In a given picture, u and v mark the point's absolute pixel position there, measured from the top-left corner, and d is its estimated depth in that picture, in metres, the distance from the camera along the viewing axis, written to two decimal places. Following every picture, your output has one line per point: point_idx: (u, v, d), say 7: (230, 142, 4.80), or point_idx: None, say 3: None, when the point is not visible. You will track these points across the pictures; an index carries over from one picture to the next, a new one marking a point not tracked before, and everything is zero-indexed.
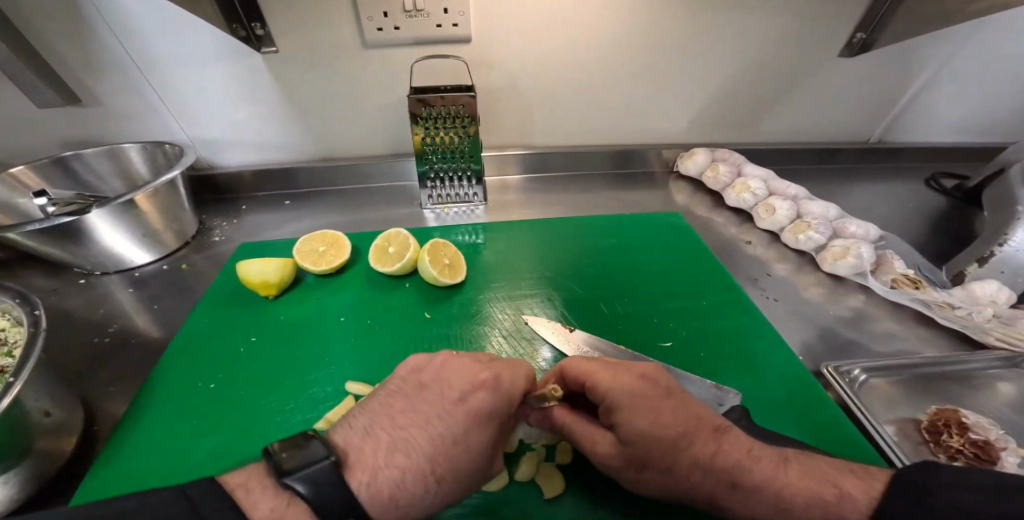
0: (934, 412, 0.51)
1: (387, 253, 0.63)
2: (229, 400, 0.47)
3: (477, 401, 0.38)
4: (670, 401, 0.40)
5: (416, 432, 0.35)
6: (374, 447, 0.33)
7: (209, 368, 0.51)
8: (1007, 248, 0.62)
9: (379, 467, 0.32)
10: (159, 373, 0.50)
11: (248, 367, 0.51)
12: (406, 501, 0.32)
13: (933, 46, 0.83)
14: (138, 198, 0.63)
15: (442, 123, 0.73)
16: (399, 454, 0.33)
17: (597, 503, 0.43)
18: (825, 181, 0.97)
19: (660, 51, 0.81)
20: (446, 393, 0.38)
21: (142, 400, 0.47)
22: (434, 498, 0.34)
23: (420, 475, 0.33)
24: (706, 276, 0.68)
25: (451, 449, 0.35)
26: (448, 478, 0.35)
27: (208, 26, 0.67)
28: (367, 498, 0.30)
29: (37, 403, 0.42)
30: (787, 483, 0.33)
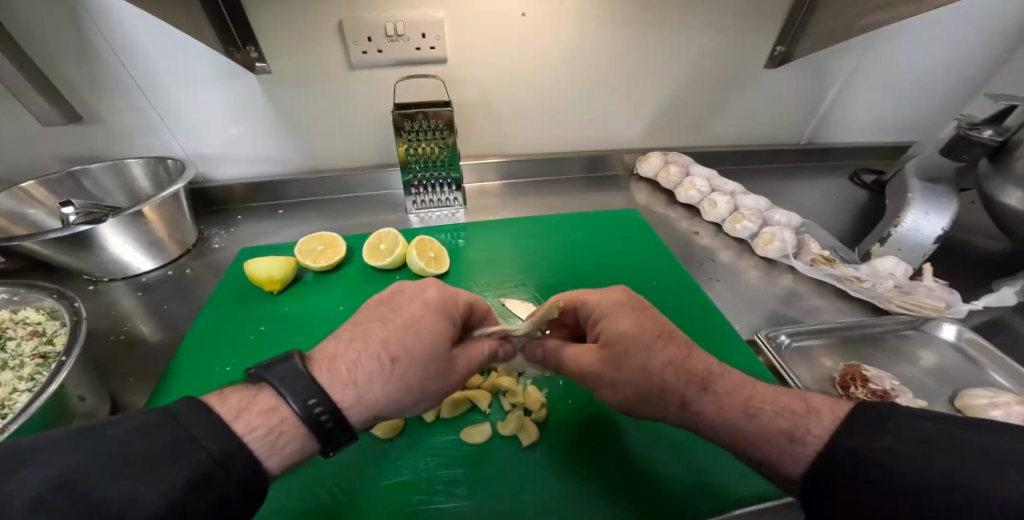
0: (843, 369, 0.60)
1: (379, 250, 0.70)
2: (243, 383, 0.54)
3: (427, 296, 0.45)
4: (644, 310, 0.46)
5: (376, 326, 0.42)
6: (338, 342, 0.41)
7: (221, 359, 0.56)
8: (902, 228, 0.74)
9: (338, 355, 0.39)
10: (174, 366, 0.55)
11: (257, 352, 0.57)
12: (363, 380, 0.38)
13: (843, 59, 0.98)
14: (146, 209, 0.69)
15: (423, 135, 0.81)
16: (358, 342, 0.40)
17: (567, 455, 0.53)
18: (766, 179, 1.10)
19: (614, 68, 0.92)
20: (403, 297, 0.46)
21: (162, 388, 0.53)
22: (390, 377, 0.39)
23: (373, 356, 0.39)
24: (659, 262, 0.78)
25: (408, 335, 0.41)
26: (403, 361, 0.40)
27: (206, 52, 0.74)
28: (326, 378, 0.37)
29: (77, 386, 0.48)
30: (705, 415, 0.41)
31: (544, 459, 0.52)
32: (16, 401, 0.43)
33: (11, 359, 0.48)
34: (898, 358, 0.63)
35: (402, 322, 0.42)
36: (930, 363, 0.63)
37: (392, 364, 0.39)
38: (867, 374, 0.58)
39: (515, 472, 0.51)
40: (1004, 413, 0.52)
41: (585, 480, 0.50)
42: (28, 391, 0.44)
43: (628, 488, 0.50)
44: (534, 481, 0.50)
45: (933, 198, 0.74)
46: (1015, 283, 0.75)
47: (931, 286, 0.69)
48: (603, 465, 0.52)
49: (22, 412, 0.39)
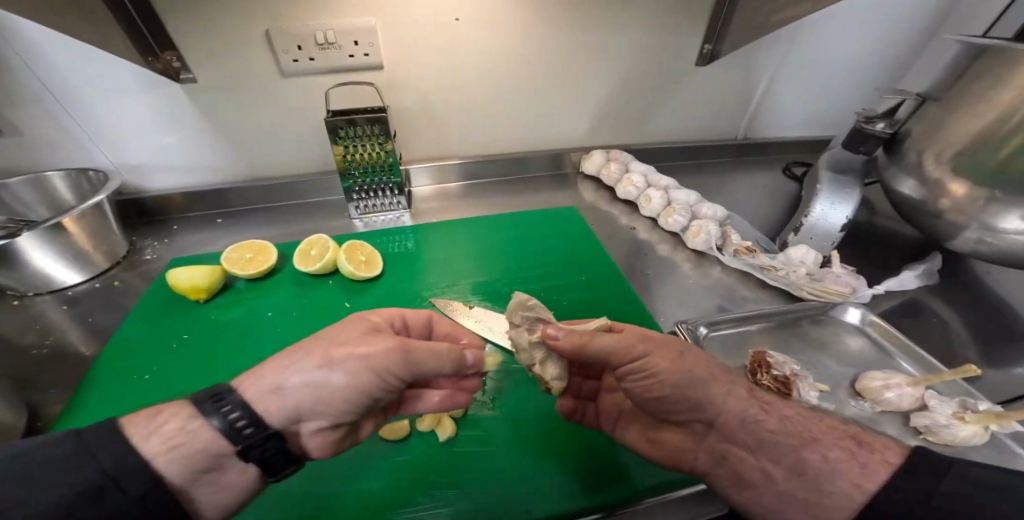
0: (752, 357, 0.63)
1: (310, 255, 0.71)
2: (164, 389, 0.54)
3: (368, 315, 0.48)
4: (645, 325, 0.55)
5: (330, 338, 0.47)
6: None
7: (140, 368, 0.56)
8: (812, 218, 0.79)
9: None
10: (92, 376, 0.55)
11: (178, 361, 0.57)
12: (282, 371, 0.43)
13: (767, 58, 1.03)
14: (67, 220, 0.67)
15: (359, 141, 0.82)
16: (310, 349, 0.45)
17: (561, 445, 0.53)
18: (705, 175, 1.15)
19: (550, 70, 0.94)
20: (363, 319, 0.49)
21: (78, 399, 0.52)
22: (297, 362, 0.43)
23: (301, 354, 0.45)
24: (591, 257, 0.81)
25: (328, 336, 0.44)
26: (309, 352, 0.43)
27: (124, 62, 0.73)
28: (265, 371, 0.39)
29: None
30: None
31: (534, 451, 0.52)
32: None
33: None
34: (808, 342, 0.67)
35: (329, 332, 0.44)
36: (840, 349, 0.67)
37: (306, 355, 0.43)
38: (771, 360, 0.62)
39: (508, 461, 0.51)
40: (896, 394, 0.57)
41: (579, 467, 0.51)
42: None
43: (612, 483, 0.50)
44: (530, 468, 0.51)
45: (840, 189, 0.79)
46: (917, 269, 0.81)
47: (838, 272, 0.74)
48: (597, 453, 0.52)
49: None
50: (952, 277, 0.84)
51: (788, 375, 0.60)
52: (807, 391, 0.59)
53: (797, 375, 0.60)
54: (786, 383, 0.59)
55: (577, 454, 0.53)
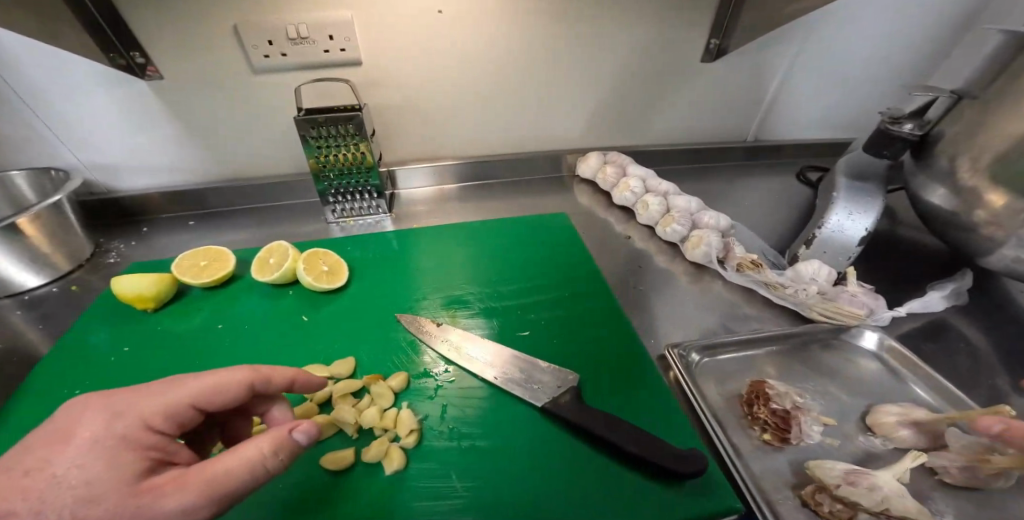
0: (749, 387, 0.54)
1: (268, 264, 0.66)
2: None
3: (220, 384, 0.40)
4: None
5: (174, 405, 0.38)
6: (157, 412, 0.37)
7: (73, 383, 0.52)
8: (826, 230, 0.71)
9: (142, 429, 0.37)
10: (24, 389, 0.52)
11: (116, 374, 0.53)
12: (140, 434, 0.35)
13: (781, 54, 0.95)
14: (19, 222, 0.63)
15: (334, 140, 0.76)
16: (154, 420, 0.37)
17: (535, 486, 0.46)
18: (709, 179, 1.07)
19: (543, 66, 0.88)
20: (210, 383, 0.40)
21: (2, 416, 0.49)
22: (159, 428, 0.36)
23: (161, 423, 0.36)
24: (576, 269, 0.75)
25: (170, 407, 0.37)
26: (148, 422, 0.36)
27: (82, 59, 0.69)
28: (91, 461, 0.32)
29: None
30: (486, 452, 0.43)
31: (503, 491, 0.45)
32: None
33: None
34: (815, 369, 0.59)
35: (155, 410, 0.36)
36: (856, 380, 0.58)
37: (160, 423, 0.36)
38: (771, 392, 0.53)
39: (472, 502, 0.44)
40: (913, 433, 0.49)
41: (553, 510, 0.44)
42: None
43: None
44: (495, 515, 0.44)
45: (858, 197, 0.71)
46: (945, 287, 0.72)
47: (853, 291, 0.66)
48: (577, 493, 0.45)
49: None
50: (983, 295, 0.75)
51: (791, 409, 0.51)
52: (812, 427, 0.50)
53: (802, 409, 0.51)
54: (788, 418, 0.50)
55: (549, 489, 0.46)
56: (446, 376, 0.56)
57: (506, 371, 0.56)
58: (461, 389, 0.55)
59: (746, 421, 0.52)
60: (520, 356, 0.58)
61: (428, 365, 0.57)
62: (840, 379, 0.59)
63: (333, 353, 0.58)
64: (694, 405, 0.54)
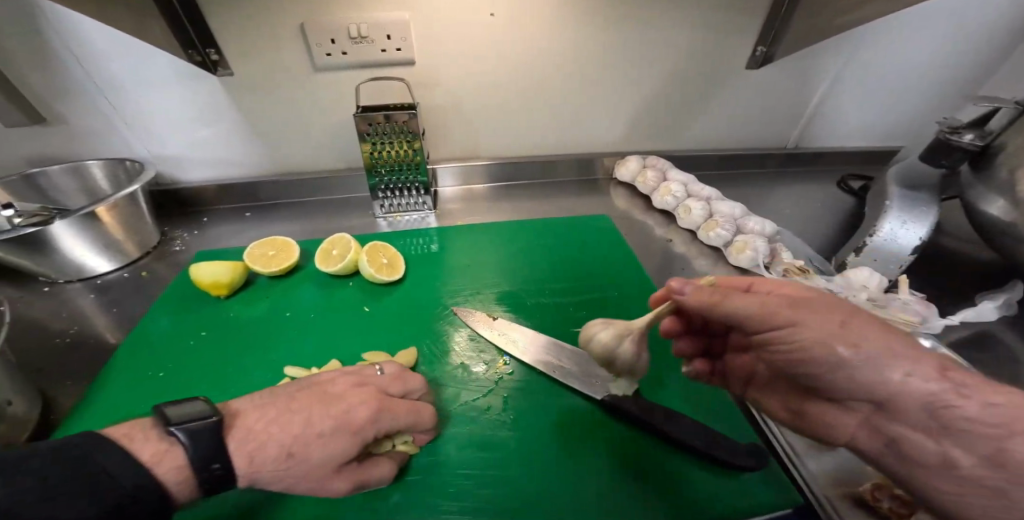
0: None
1: (331, 255, 0.69)
2: (176, 389, 0.53)
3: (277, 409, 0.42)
4: None
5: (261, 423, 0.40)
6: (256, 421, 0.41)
7: (155, 366, 0.55)
8: (877, 238, 0.71)
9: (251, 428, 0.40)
10: (111, 366, 0.55)
11: (193, 361, 0.56)
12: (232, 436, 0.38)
13: (826, 63, 0.95)
14: (100, 211, 0.68)
15: (387, 138, 0.79)
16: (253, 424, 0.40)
17: (596, 472, 0.48)
18: (747, 185, 1.07)
19: (589, 70, 0.90)
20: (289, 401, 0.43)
21: (92, 393, 0.52)
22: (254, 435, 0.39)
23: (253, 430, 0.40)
24: (624, 271, 0.76)
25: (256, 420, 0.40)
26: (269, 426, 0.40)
27: (160, 54, 0.73)
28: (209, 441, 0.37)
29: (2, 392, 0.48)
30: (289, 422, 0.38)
31: (565, 476, 0.48)
32: None
33: None
34: None
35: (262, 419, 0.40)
36: None
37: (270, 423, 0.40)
38: None
39: (535, 484, 0.47)
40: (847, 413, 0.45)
41: (614, 494, 0.46)
42: None
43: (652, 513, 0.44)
44: (558, 496, 0.46)
45: (911, 206, 0.71)
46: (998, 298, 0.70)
47: (905, 300, 0.67)
48: (635, 480, 0.47)
49: None
50: None
51: None
52: None
53: None
54: None
55: (614, 478, 0.47)
56: (503, 369, 0.58)
57: (562, 366, 0.58)
58: (518, 382, 0.57)
59: None
60: (577, 352, 0.59)
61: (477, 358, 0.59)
62: None
63: (396, 343, 0.60)
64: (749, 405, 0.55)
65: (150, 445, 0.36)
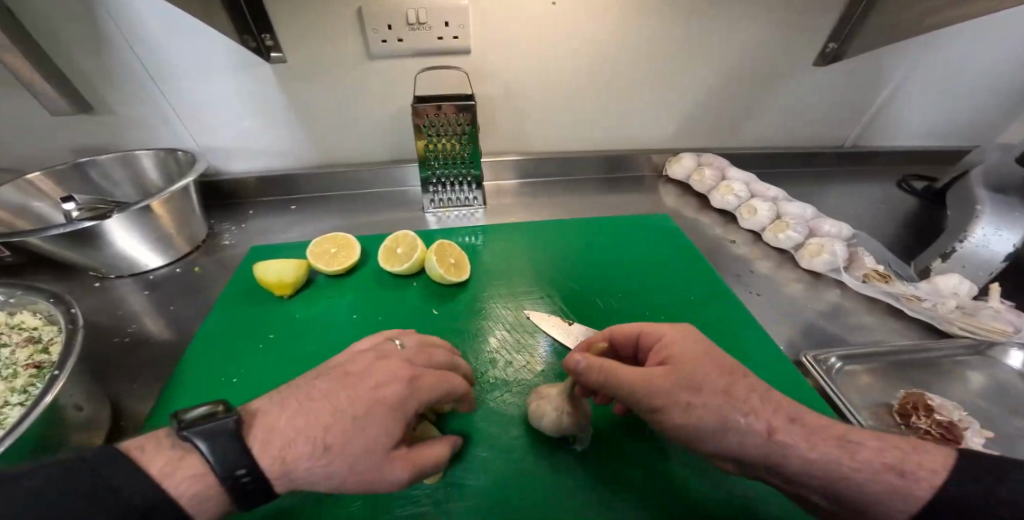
0: (904, 396, 0.55)
1: (396, 254, 0.69)
2: (253, 389, 0.53)
3: (333, 405, 0.38)
4: None
5: (306, 420, 0.37)
6: (277, 413, 0.38)
7: (229, 364, 0.56)
8: (968, 244, 0.69)
9: (277, 429, 0.36)
10: (186, 362, 0.56)
11: (275, 361, 0.56)
12: (297, 453, 0.35)
13: (897, 57, 0.91)
14: (155, 204, 0.66)
15: (443, 131, 0.76)
16: (297, 419, 0.37)
17: (681, 479, 0.47)
18: (804, 184, 1.03)
19: (649, 62, 0.86)
20: (347, 387, 0.40)
21: (172, 390, 0.53)
22: (326, 464, 0.36)
23: (307, 439, 0.36)
24: (695, 272, 0.73)
25: (348, 424, 0.37)
26: (340, 448, 0.36)
27: (215, 40, 0.71)
28: (257, 449, 0.35)
29: (74, 398, 0.47)
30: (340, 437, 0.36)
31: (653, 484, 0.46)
32: (8, 416, 0.44)
33: (6, 367, 0.49)
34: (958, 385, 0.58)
35: (287, 427, 0.36)
36: (998, 394, 0.57)
37: (326, 450, 0.36)
38: (932, 404, 0.54)
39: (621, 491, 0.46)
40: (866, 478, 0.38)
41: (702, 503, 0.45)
42: (21, 407, 0.45)
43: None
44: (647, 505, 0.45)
45: (1004, 211, 0.69)
46: None
47: (998, 308, 0.64)
48: (722, 490, 0.46)
49: (13, 433, 0.38)
50: None
51: (954, 420, 0.52)
52: (974, 438, 0.51)
53: (964, 421, 0.52)
54: (952, 430, 0.51)
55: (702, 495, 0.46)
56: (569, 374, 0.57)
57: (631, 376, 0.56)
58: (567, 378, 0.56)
59: (899, 430, 0.54)
60: None
61: (535, 361, 0.57)
62: (979, 394, 0.58)
63: (470, 348, 0.58)
64: (850, 418, 0.54)
65: (161, 455, 0.34)
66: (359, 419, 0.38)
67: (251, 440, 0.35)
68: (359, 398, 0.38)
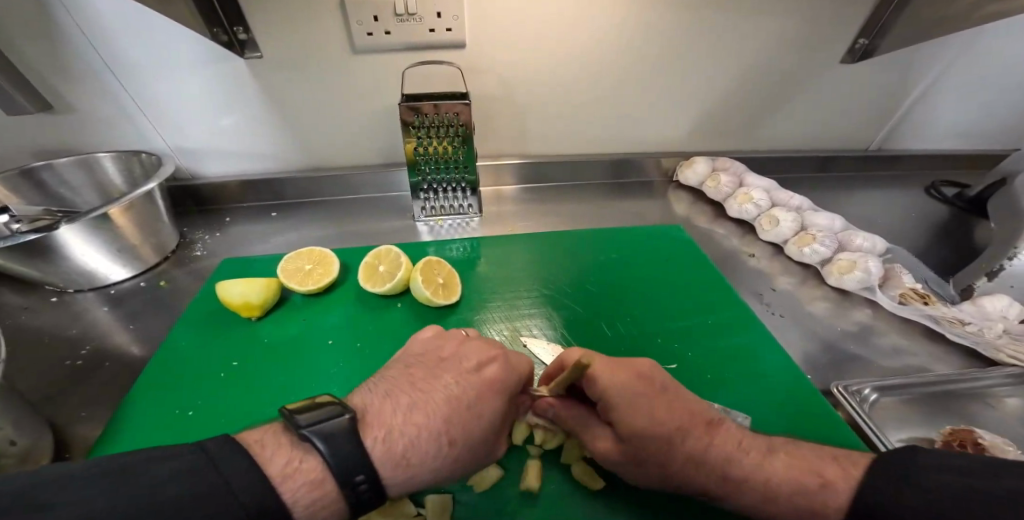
0: (948, 432, 0.48)
1: (378, 272, 0.62)
2: (216, 412, 0.48)
3: (458, 392, 0.39)
4: None
5: (431, 403, 0.37)
6: (394, 407, 0.36)
7: (191, 385, 0.50)
8: (1017, 261, 0.62)
9: (397, 425, 0.35)
10: (144, 381, 0.51)
11: (239, 388, 0.50)
12: (418, 459, 0.34)
13: (928, 56, 0.84)
14: (113, 212, 0.59)
15: (434, 131, 0.70)
16: (420, 414, 0.36)
17: None
18: (826, 189, 0.96)
19: (660, 59, 0.79)
20: (458, 368, 0.42)
21: (128, 409, 0.48)
22: (442, 463, 0.36)
23: (435, 436, 0.35)
24: (711, 291, 0.66)
25: (467, 416, 0.38)
26: (461, 442, 0.37)
27: (182, 30, 0.64)
28: (381, 451, 0.33)
29: (1, 431, 0.41)
30: (455, 420, 0.37)
31: None
32: None
33: None
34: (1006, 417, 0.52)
35: (407, 417, 0.35)
36: None
37: (450, 447, 0.36)
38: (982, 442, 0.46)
39: None
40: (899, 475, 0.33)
41: None
42: None
43: None
44: None
45: None
46: None
47: None
48: None
49: None
50: None
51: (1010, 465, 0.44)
52: None
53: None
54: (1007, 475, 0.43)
55: None
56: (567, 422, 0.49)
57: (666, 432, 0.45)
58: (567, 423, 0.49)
59: None
60: None
61: None
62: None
63: None
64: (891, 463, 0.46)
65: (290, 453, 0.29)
66: (480, 404, 0.39)
67: (371, 441, 0.33)
68: (468, 381, 0.40)
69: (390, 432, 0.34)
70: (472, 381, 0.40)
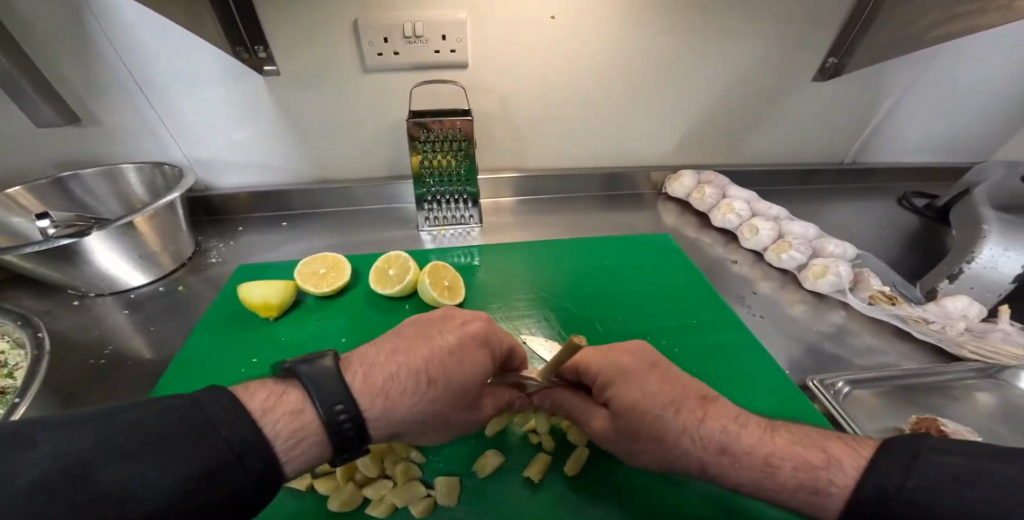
0: (915, 421, 0.52)
1: (388, 275, 0.66)
2: None
3: (440, 340, 0.41)
4: None
5: (412, 347, 0.40)
6: (377, 351, 0.40)
7: (212, 382, 0.54)
8: (974, 264, 0.68)
9: (376, 364, 0.39)
10: (168, 378, 0.54)
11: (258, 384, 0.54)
12: (395, 392, 0.38)
13: (893, 76, 0.91)
14: (138, 220, 0.63)
15: (438, 146, 0.75)
16: (399, 354, 0.40)
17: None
18: (806, 201, 1.02)
19: (647, 79, 0.85)
20: (444, 322, 0.44)
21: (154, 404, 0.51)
22: (422, 399, 0.39)
23: (413, 373, 0.39)
24: (697, 294, 0.71)
25: (447, 360, 0.40)
26: (440, 384, 0.39)
27: (206, 49, 0.69)
28: (359, 383, 0.37)
29: None
30: (435, 364, 0.40)
31: None
32: None
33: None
34: (966, 407, 0.56)
35: (388, 359, 0.39)
36: (1010, 416, 0.55)
37: (428, 385, 0.39)
38: (945, 429, 0.50)
39: None
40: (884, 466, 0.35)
41: None
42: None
43: None
44: None
45: (1009, 230, 0.68)
46: None
47: (1007, 330, 0.62)
48: None
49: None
50: None
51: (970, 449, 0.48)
52: None
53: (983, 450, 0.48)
54: None
55: None
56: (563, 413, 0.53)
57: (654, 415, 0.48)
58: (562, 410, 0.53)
59: None
60: None
61: None
62: (989, 417, 0.55)
63: None
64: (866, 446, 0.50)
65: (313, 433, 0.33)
66: (463, 350, 0.41)
67: (352, 377, 0.37)
68: (450, 332, 0.42)
69: (371, 371, 0.38)
70: (455, 332, 0.42)
